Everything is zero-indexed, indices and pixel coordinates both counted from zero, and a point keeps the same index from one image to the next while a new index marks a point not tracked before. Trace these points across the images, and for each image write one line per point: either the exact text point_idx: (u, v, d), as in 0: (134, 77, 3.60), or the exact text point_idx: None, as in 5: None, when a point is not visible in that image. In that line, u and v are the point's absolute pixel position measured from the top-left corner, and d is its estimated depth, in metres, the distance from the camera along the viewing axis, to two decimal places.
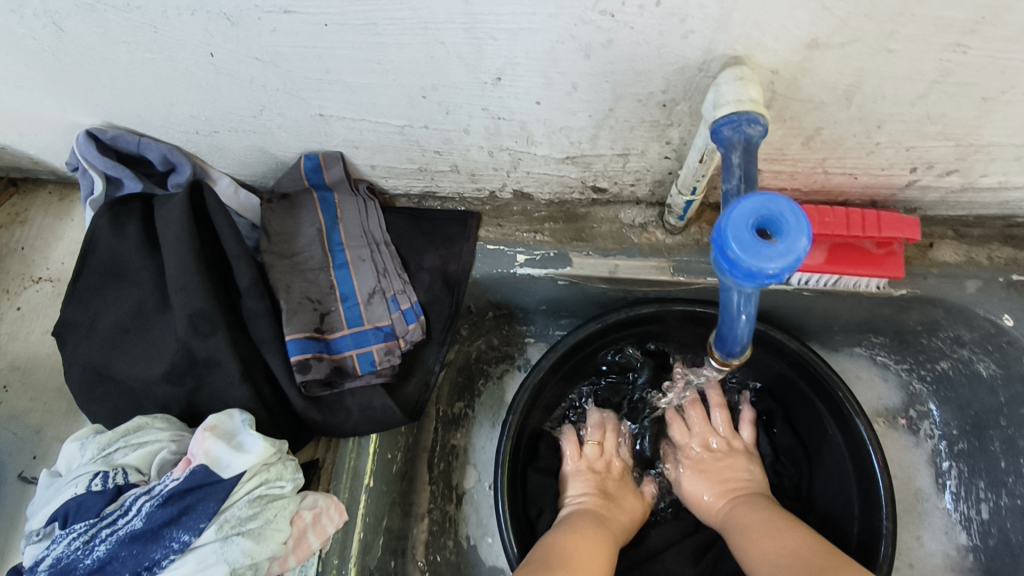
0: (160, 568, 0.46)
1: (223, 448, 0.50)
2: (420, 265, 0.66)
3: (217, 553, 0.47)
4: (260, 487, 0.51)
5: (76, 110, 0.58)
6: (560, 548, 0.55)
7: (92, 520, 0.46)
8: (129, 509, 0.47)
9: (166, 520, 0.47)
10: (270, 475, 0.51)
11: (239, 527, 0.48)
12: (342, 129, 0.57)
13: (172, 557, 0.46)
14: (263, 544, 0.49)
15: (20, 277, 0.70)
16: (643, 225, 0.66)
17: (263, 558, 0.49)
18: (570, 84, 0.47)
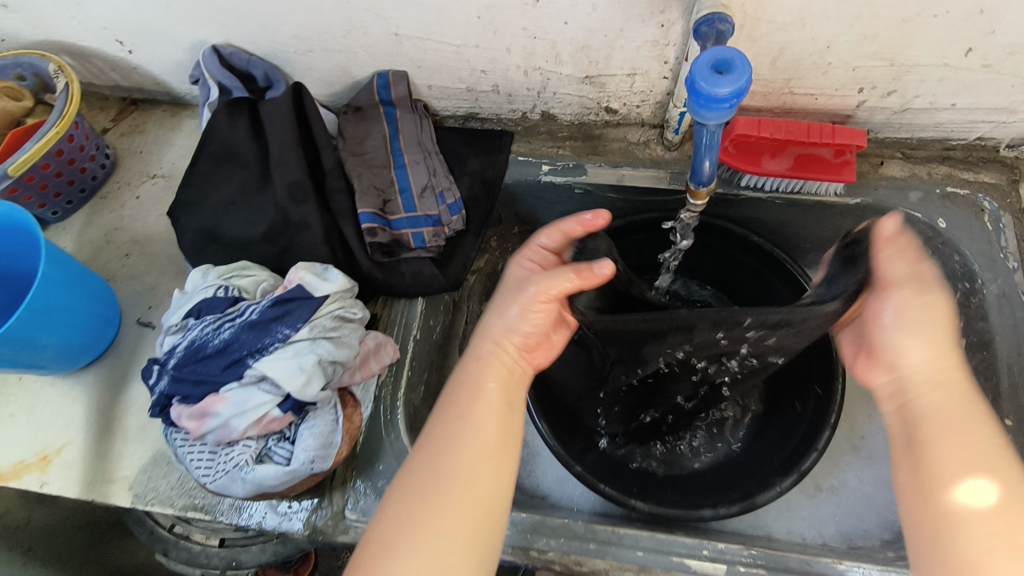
0: (268, 351, 0.61)
1: (314, 277, 0.66)
2: (463, 170, 0.82)
3: (309, 347, 0.62)
4: (338, 310, 0.66)
5: (206, 29, 0.75)
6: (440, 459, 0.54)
7: (219, 315, 0.62)
8: (246, 309, 0.63)
9: (274, 317, 0.62)
10: (345, 304, 0.67)
11: (325, 332, 0.63)
12: (412, 48, 0.72)
13: (276, 344, 0.61)
14: (342, 349, 0.64)
15: (139, 173, 0.87)
16: (646, 142, 0.81)
17: (341, 358, 0.63)
18: (591, 4, 0.62)
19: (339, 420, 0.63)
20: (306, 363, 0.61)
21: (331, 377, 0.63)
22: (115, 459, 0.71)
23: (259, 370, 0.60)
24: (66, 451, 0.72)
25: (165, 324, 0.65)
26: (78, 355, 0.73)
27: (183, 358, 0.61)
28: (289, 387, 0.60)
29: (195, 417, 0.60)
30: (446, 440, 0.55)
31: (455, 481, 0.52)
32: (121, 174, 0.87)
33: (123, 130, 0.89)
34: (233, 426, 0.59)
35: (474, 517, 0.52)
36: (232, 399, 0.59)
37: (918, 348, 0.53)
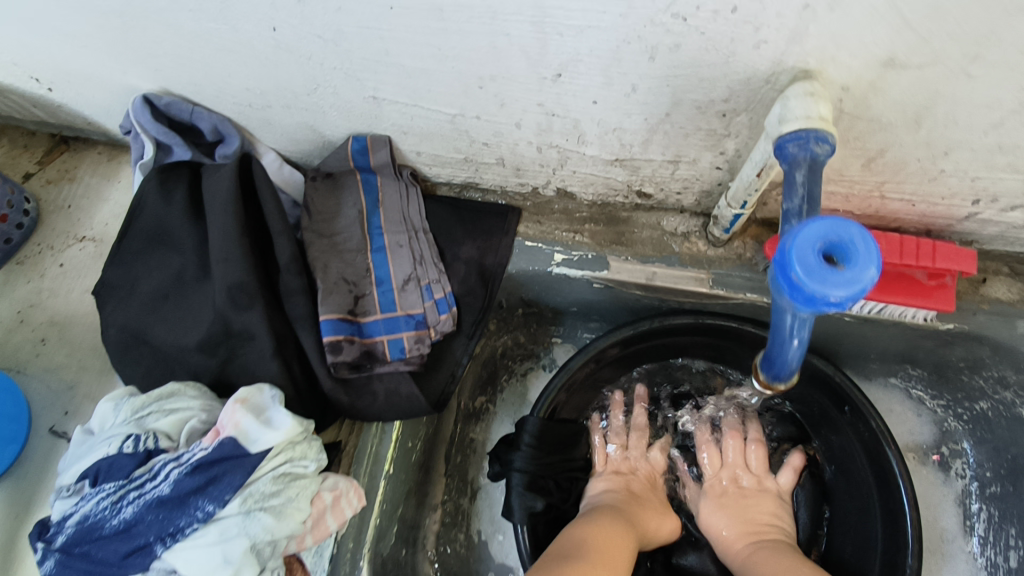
0: (183, 536, 0.46)
1: (252, 422, 0.50)
2: (456, 256, 0.66)
3: (239, 527, 0.47)
4: (284, 465, 0.51)
5: (136, 74, 0.59)
6: (584, 541, 0.53)
7: (121, 483, 0.48)
8: (157, 474, 0.48)
9: (194, 488, 0.47)
10: (295, 455, 0.52)
11: (262, 503, 0.48)
12: (394, 113, 0.57)
13: (194, 526, 0.47)
14: (282, 522, 0.49)
15: (66, 234, 0.71)
16: (686, 234, 0.65)
17: (282, 535, 0.49)
18: (630, 85, 0.46)
19: None
20: (233, 553, 0.46)
21: (269, 559, 0.49)
22: None
23: (169, 565, 0.46)
24: None
25: (57, 480, 0.50)
26: None
27: (71, 542, 0.47)
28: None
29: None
30: (577, 565, 0.48)
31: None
32: (43, 233, 0.72)
33: (50, 177, 0.74)
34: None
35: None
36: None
37: (716, 524, 0.66)
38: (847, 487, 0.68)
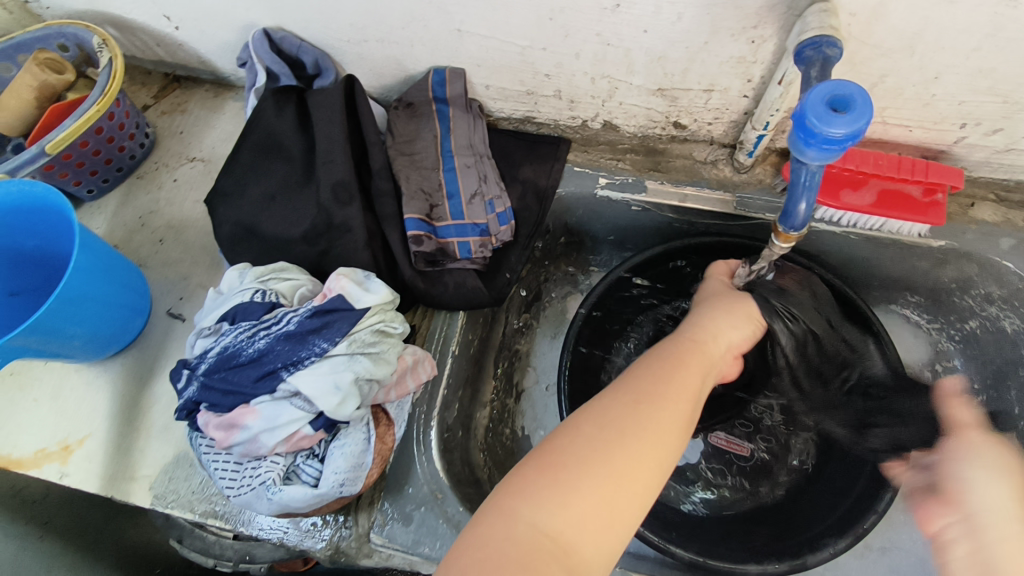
0: (302, 365, 0.58)
1: (355, 287, 0.62)
2: (515, 177, 0.77)
3: (346, 363, 0.58)
4: (379, 324, 0.62)
5: (257, 11, 0.71)
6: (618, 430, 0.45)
7: (252, 325, 0.59)
8: (282, 318, 0.59)
9: (313, 329, 0.59)
10: (387, 317, 0.63)
11: (363, 348, 0.60)
12: (473, 46, 0.68)
13: (313, 358, 0.58)
14: (380, 366, 0.60)
15: (178, 155, 0.84)
16: (714, 162, 0.75)
17: (379, 376, 0.60)
18: (676, 14, 0.57)
19: (370, 439, 0.60)
20: (342, 381, 0.57)
21: (366, 397, 0.59)
22: (137, 456, 0.69)
23: (293, 385, 0.57)
24: (87, 443, 0.70)
25: (196, 328, 0.62)
26: (105, 345, 0.70)
27: (213, 367, 0.59)
28: (325, 406, 0.56)
29: (223, 428, 0.57)
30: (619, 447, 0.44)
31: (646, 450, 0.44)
32: (159, 154, 0.84)
33: (164, 108, 0.86)
34: (263, 441, 0.56)
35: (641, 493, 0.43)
36: (263, 413, 0.56)
37: None
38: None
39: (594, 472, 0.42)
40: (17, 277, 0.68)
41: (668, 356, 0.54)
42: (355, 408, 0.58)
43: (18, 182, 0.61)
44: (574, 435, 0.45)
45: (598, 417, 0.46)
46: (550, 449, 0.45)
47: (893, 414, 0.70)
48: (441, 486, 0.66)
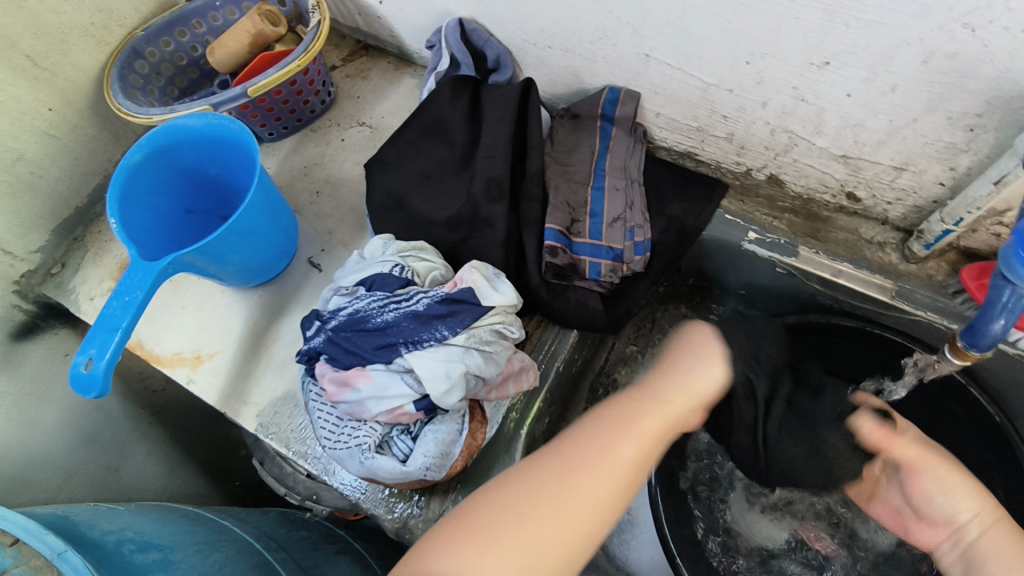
0: (421, 347, 0.60)
1: (484, 283, 0.63)
2: (662, 211, 0.75)
3: (460, 355, 0.60)
4: (499, 325, 0.63)
5: (458, 1, 0.74)
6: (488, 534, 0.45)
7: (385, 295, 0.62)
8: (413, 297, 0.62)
9: (439, 314, 0.61)
10: (507, 320, 0.64)
11: (480, 345, 0.61)
12: (656, 73, 0.67)
13: (432, 343, 0.60)
14: (490, 366, 0.61)
15: (350, 117, 0.89)
16: (881, 244, 0.70)
17: (487, 376, 0.61)
18: (890, 85, 0.53)
19: (462, 432, 0.62)
20: (453, 372, 0.59)
21: (469, 391, 0.61)
22: (253, 383, 0.75)
23: (408, 363, 0.59)
24: (216, 358, 0.78)
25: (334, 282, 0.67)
26: (252, 276, 0.77)
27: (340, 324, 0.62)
28: (433, 392, 0.58)
29: (336, 383, 0.60)
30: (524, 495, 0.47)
31: (584, 506, 0.47)
32: (334, 113, 0.90)
33: (348, 71, 0.93)
34: (368, 407, 0.59)
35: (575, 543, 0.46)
36: (376, 381, 0.59)
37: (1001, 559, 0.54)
38: None
39: (540, 524, 0.45)
40: (196, 197, 0.76)
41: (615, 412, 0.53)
42: (458, 399, 0.60)
43: (220, 116, 0.68)
44: (506, 500, 0.47)
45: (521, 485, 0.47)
46: (476, 514, 0.46)
47: None
48: None
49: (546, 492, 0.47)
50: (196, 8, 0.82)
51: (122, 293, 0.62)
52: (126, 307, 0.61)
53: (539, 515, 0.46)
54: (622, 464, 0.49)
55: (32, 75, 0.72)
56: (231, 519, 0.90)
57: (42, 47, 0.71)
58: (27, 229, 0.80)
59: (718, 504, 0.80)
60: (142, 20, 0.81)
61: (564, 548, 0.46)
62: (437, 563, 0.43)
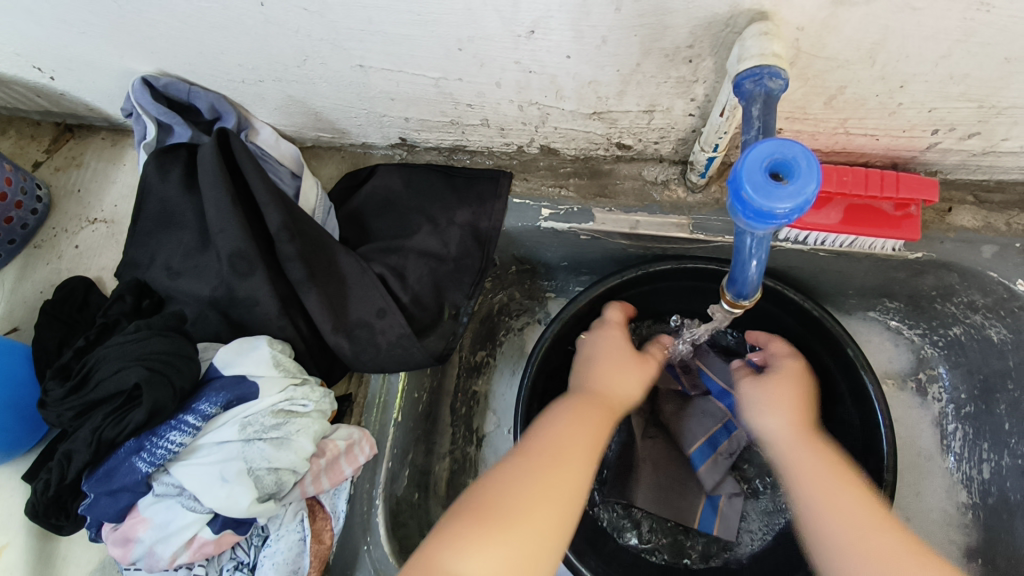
0: (195, 474, 0.51)
1: (230, 352, 0.56)
2: (451, 221, 0.69)
3: (239, 452, 0.52)
4: (284, 401, 0.55)
5: (133, 57, 0.62)
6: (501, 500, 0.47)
7: (135, 432, 0.51)
8: (170, 427, 0.52)
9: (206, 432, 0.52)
10: (294, 395, 0.56)
11: (261, 433, 0.53)
12: (380, 80, 0.60)
13: (208, 457, 0.52)
14: (282, 452, 0.53)
15: (78, 217, 0.76)
16: (665, 182, 0.68)
17: (281, 464, 0.53)
18: (600, 38, 0.49)
19: (306, 539, 0.57)
20: (230, 472, 0.51)
21: (270, 488, 0.52)
22: (60, 564, 0.64)
23: (185, 488, 0.51)
24: (6, 553, 0.64)
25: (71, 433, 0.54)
26: (12, 447, 0.63)
27: (98, 477, 0.52)
28: (215, 504, 0.50)
29: (119, 544, 0.52)
30: (537, 486, 0.48)
31: (571, 472, 0.50)
32: (57, 218, 0.76)
33: (57, 164, 0.78)
34: (159, 555, 0.51)
35: (557, 515, 0.47)
36: (155, 521, 0.51)
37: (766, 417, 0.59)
38: (826, 408, 0.72)
39: (551, 500, 0.47)
40: None
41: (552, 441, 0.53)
42: (251, 501, 0.51)
43: None
44: (483, 484, 0.49)
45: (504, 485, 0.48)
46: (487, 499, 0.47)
47: (868, 439, 0.66)
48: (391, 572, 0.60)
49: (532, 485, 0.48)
50: None
51: None
52: None
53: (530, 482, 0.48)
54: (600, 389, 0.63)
55: None
56: None
57: None
58: None
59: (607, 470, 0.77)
60: None
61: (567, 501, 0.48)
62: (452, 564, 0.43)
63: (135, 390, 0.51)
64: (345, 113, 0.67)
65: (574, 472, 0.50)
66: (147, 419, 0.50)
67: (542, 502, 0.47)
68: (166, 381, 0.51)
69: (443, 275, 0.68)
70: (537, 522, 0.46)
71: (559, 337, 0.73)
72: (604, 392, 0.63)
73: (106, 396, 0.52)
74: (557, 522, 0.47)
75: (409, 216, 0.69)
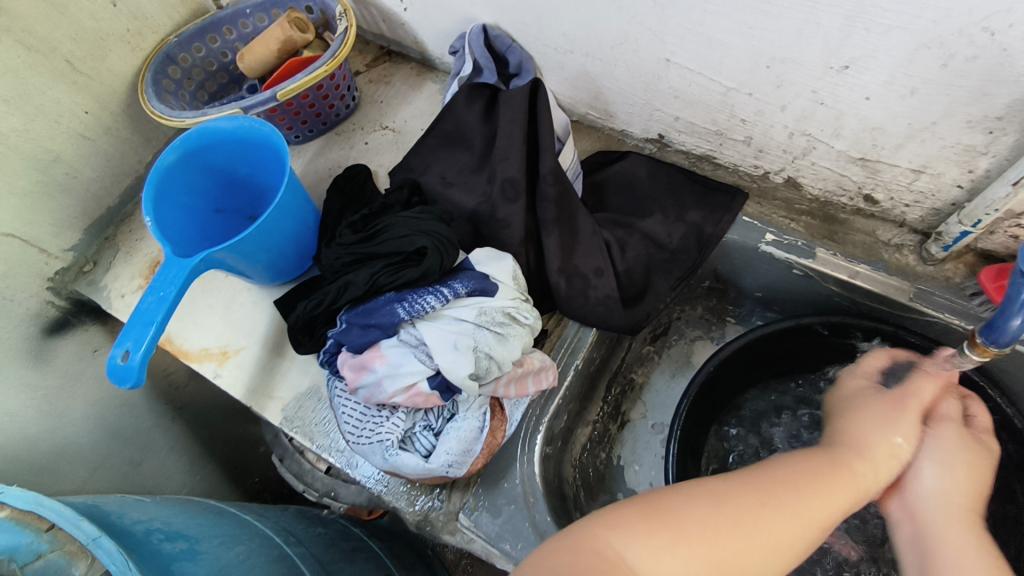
0: (434, 333, 0.62)
1: (485, 254, 0.68)
2: (682, 217, 0.75)
3: (472, 333, 0.63)
4: (511, 308, 0.66)
5: (481, 7, 0.76)
6: (700, 521, 0.47)
7: (403, 285, 0.64)
8: (427, 291, 0.64)
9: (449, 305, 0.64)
10: (520, 307, 0.67)
11: (490, 324, 0.64)
12: (675, 77, 0.68)
13: (450, 324, 0.63)
14: (501, 345, 0.64)
15: (374, 121, 0.91)
16: (898, 246, 0.70)
17: (497, 355, 0.63)
18: (909, 88, 0.54)
19: (484, 429, 0.64)
20: (461, 343, 0.61)
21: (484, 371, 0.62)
22: (277, 377, 0.77)
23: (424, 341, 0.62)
24: (243, 354, 0.79)
25: (345, 272, 0.68)
26: (280, 274, 0.79)
27: (359, 311, 0.64)
28: (443, 363, 0.61)
29: (354, 368, 0.63)
30: (736, 522, 0.47)
31: (796, 521, 0.48)
32: (358, 117, 0.92)
33: (372, 76, 0.95)
34: (384, 387, 0.61)
35: (790, 548, 0.48)
36: (390, 360, 0.62)
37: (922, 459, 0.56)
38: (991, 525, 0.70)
39: (749, 542, 0.47)
40: (224, 197, 0.78)
41: (819, 466, 0.53)
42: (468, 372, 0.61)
43: (251, 119, 0.70)
44: (694, 498, 0.49)
45: (700, 501, 0.49)
46: (660, 495, 0.50)
47: None
48: (535, 490, 0.67)
49: (738, 510, 0.48)
50: (227, 15, 0.86)
51: (157, 289, 0.64)
52: (160, 303, 0.63)
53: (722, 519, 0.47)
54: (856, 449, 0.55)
55: (71, 80, 0.76)
56: (251, 514, 0.93)
57: (78, 49, 0.75)
58: (60, 227, 0.84)
59: None
60: (175, 26, 0.86)
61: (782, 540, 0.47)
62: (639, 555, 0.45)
63: (414, 254, 0.65)
64: (623, 99, 0.77)
65: (787, 539, 0.47)
66: (418, 277, 0.63)
67: (747, 528, 0.47)
68: (439, 256, 0.64)
69: (657, 260, 0.75)
70: (741, 566, 0.46)
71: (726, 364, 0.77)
72: (866, 456, 0.54)
73: (389, 250, 0.66)
74: (765, 573, 0.46)
75: (645, 202, 0.77)
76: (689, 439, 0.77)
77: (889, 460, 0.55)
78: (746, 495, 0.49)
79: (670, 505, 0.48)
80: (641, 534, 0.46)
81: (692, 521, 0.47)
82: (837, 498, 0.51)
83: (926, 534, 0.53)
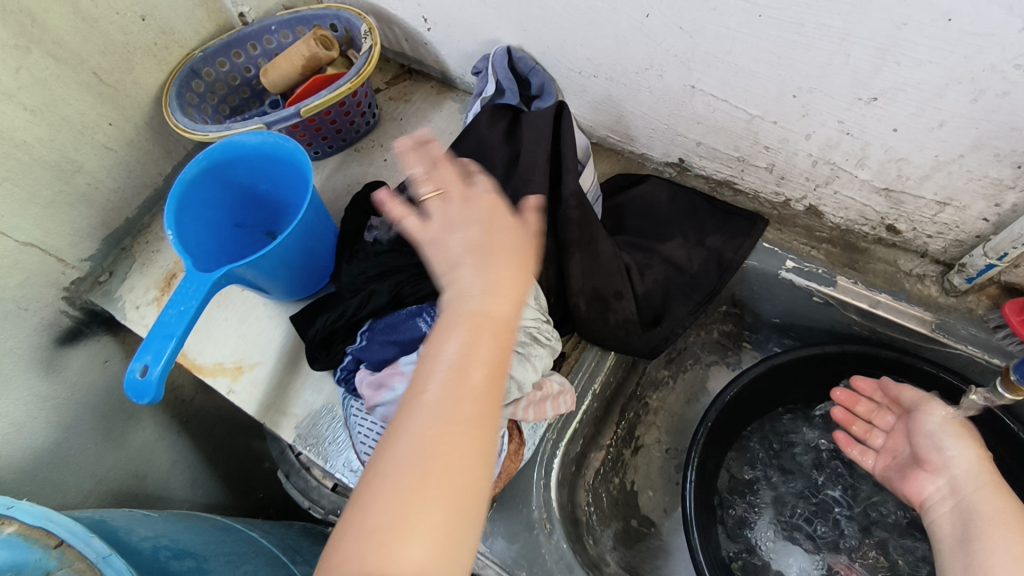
0: None
1: None
2: (702, 242, 0.75)
3: None
4: (534, 327, 0.65)
5: (505, 30, 0.77)
6: (425, 465, 0.42)
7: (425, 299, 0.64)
8: None
9: None
10: (541, 327, 0.66)
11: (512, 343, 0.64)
12: (700, 104, 0.68)
13: None
14: (521, 365, 0.63)
15: (394, 138, 0.92)
16: (920, 276, 0.70)
17: (517, 375, 0.62)
18: (937, 122, 0.54)
19: (501, 453, 0.63)
20: None
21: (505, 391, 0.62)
22: (291, 393, 0.76)
23: None
24: (257, 369, 0.79)
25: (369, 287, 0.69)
26: (297, 291, 0.78)
27: (381, 326, 0.65)
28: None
29: (372, 387, 0.62)
30: (460, 459, 0.43)
31: (468, 437, 0.44)
32: (378, 134, 0.93)
33: (393, 94, 0.96)
34: None
35: (476, 444, 0.44)
36: None
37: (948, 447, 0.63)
38: None
39: (444, 490, 0.42)
40: (244, 212, 0.78)
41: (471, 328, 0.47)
42: None
43: (276, 135, 0.70)
44: (406, 443, 0.43)
45: (424, 447, 0.43)
46: (398, 443, 0.43)
47: None
48: (551, 516, 0.66)
49: (448, 429, 0.43)
50: (253, 31, 0.87)
51: (177, 302, 0.64)
52: (181, 316, 0.63)
53: (416, 482, 0.42)
54: (489, 314, 0.47)
55: (97, 92, 0.76)
56: (257, 531, 0.92)
57: (106, 61, 0.76)
58: (79, 238, 0.84)
59: (745, 529, 0.80)
60: (201, 41, 0.87)
61: (485, 448, 0.44)
62: (369, 506, 0.41)
63: None
64: (645, 122, 0.77)
65: (470, 452, 0.43)
66: None
67: (450, 470, 0.42)
68: None
69: (676, 284, 0.75)
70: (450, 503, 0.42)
71: (740, 394, 0.76)
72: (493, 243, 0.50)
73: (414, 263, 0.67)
74: (463, 494, 0.43)
75: (667, 226, 0.77)
76: (705, 466, 0.77)
77: (514, 282, 0.49)
78: (426, 396, 0.45)
79: (398, 427, 0.44)
80: (430, 537, 0.40)
81: (409, 472, 0.42)
82: (482, 361, 0.46)
83: (966, 503, 0.59)
